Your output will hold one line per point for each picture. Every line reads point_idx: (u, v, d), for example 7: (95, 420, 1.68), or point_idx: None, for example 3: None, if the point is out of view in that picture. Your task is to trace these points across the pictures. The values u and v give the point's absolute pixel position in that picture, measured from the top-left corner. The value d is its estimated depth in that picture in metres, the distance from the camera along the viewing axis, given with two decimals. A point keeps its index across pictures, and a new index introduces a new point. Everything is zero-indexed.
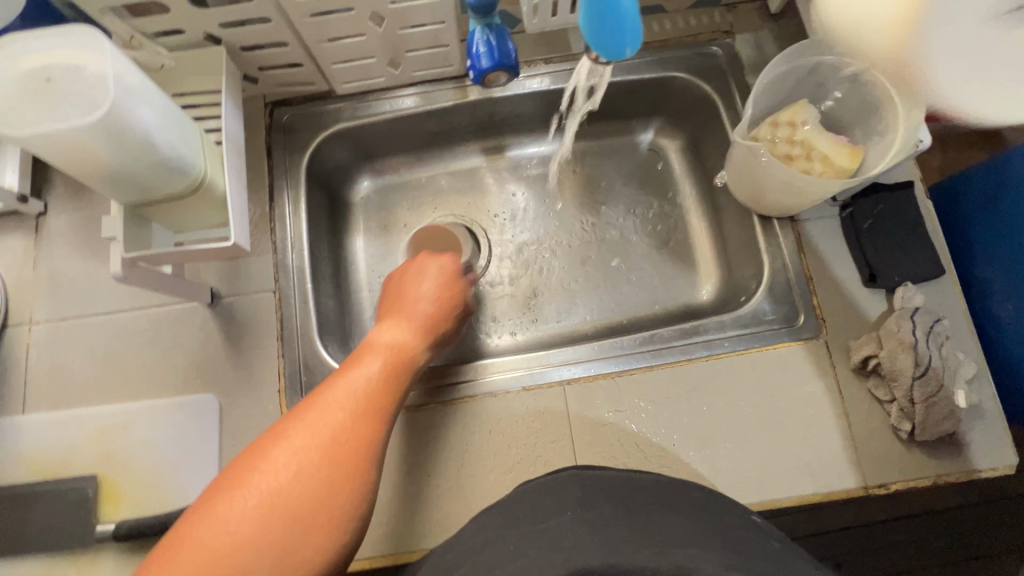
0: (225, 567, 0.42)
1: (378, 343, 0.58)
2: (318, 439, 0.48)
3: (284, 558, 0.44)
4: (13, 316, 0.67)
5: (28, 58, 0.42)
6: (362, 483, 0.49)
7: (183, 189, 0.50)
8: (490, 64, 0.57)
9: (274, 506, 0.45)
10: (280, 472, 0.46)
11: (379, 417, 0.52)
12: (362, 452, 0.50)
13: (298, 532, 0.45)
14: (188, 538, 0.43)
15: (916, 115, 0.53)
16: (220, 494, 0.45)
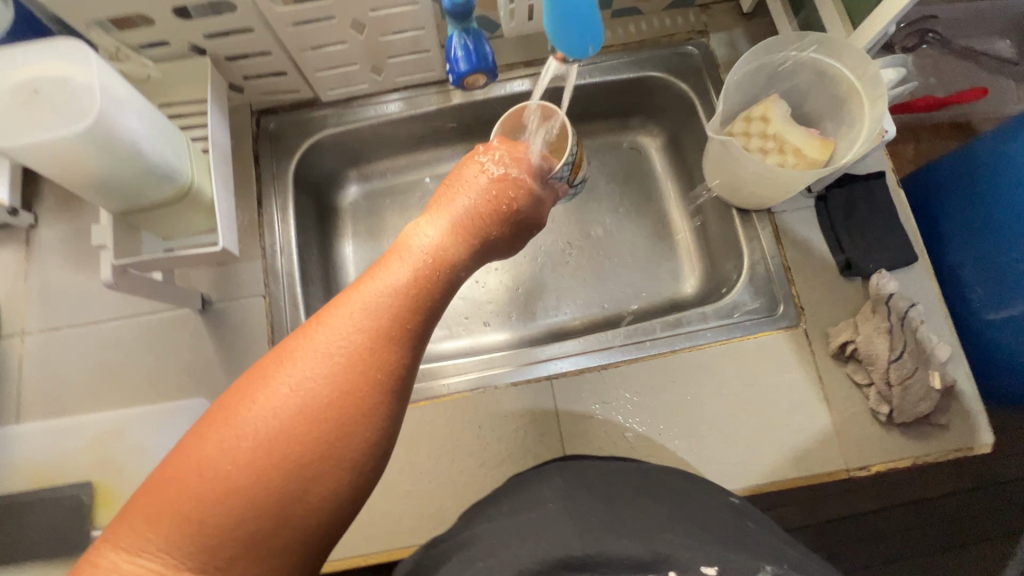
0: (221, 504, 0.32)
1: (410, 245, 0.43)
2: (330, 358, 0.36)
3: (289, 508, 0.33)
4: (5, 328, 0.67)
5: (17, 72, 0.43)
6: (382, 426, 0.36)
7: (170, 195, 0.51)
8: (468, 67, 0.59)
9: (272, 443, 0.33)
10: (282, 394, 0.34)
11: (401, 340, 0.38)
12: (383, 387, 0.36)
13: (303, 481, 0.33)
14: (172, 469, 0.33)
15: (880, 106, 0.55)
16: (212, 418, 0.34)
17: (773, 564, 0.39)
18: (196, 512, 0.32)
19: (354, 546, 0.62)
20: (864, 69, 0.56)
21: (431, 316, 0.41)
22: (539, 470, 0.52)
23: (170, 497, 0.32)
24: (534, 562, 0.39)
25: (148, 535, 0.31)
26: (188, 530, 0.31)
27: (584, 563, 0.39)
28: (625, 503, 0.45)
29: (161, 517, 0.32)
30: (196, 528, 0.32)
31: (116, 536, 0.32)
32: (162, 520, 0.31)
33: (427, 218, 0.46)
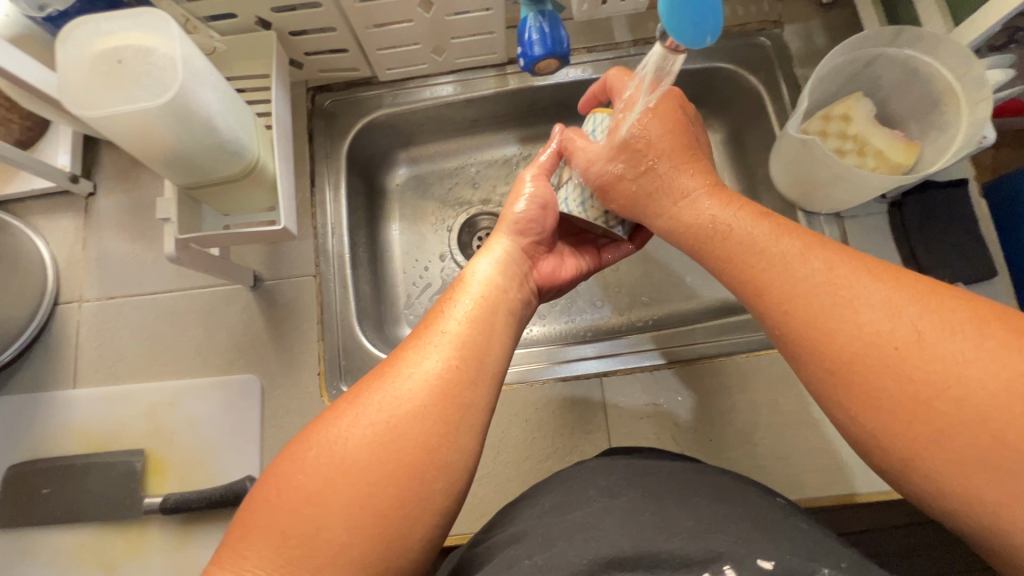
0: (303, 517, 0.36)
1: (472, 281, 0.50)
2: (393, 384, 0.41)
3: (358, 517, 0.36)
4: (63, 294, 0.69)
5: (99, 39, 0.43)
6: (441, 436, 0.39)
7: (237, 172, 0.51)
8: (541, 52, 0.56)
9: (343, 459, 0.38)
10: (351, 420, 0.39)
11: (458, 360, 0.43)
12: (441, 400, 0.40)
13: (367, 489, 0.37)
14: (264, 494, 0.38)
15: (981, 110, 0.51)
16: (294, 443, 0.40)
17: (832, 567, 0.37)
18: (281, 521, 0.36)
19: None
20: (965, 70, 0.52)
21: (490, 335, 0.45)
22: (579, 467, 0.50)
23: (261, 511, 0.37)
24: (582, 562, 0.39)
25: (243, 553, 0.36)
26: (273, 540, 0.36)
27: (635, 562, 0.39)
28: (676, 499, 0.43)
29: (252, 528, 0.37)
30: (280, 538, 0.36)
31: (220, 552, 0.37)
32: (254, 533, 0.37)
33: (485, 253, 0.52)
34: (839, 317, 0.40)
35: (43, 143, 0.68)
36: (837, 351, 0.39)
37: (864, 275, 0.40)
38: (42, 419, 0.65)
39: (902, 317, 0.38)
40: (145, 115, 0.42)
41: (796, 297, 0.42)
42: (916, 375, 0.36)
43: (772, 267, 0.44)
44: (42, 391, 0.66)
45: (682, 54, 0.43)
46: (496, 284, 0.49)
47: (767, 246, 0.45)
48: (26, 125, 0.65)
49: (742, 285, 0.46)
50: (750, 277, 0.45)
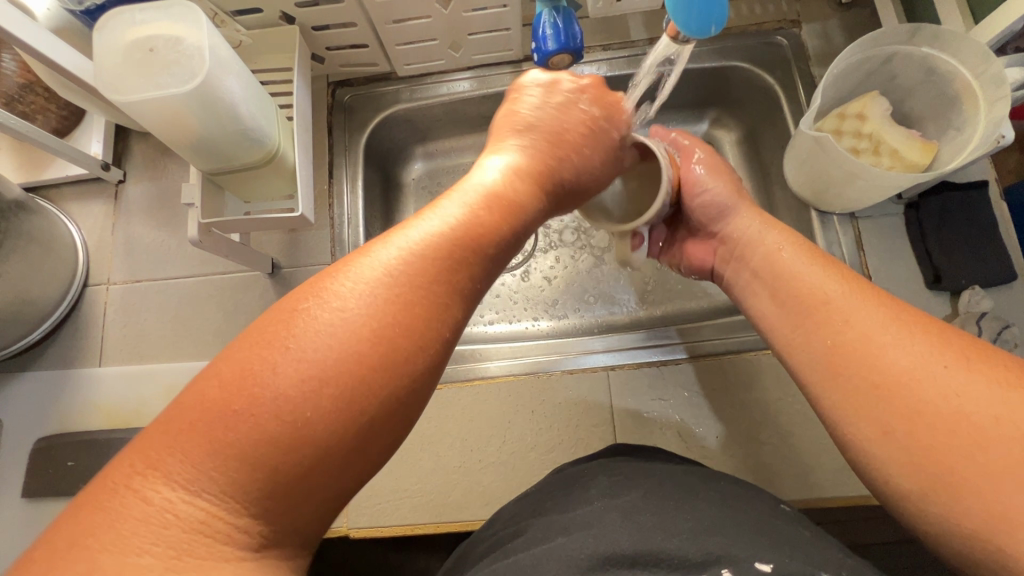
0: (265, 428, 0.30)
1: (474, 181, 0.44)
2: (379, 287, 0.34)
3: (323, 424, 0.31)
4: (93, 276, 0.72)
5: (132, 28, 0.45)
6: (424, 328, 0.35)
7: (258, 159, 0.53)
8: (555, 47, 0.57)
9: (319, 364, 0.31)
10: (323, 320, 0.33)
11: (459, 271, 0.38)
12: (434, 309, 0.35)
13: (346, 403, 0.32)
14: (205, 401, 0.30)
15: (999, 108, 0.50)
16: (244, 339, 0.32)
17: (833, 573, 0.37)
18: (225, 431, 0.30)
19: (402, 516, 0.63)
20: (983, 68, 0.52)
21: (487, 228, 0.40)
22: (582, 468, 0.51)
23: (194, 420, 0.30)
24: (581, 560, 0.39)
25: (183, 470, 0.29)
26: (221, 457, 0.30)
27: (633, 560, 0.39)
28: (677, 497, 0.43)
29: (183, 439, 0.30)
30: (228, 454, 0.30)
31: (142, 465, 0.30)
32: (193, 447, 0.30)
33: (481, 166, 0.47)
34: (882, 345, 0.41)
35: (77, 132, 0.71)
36: (879, 369, 0.41)
37: (906, 331, 0.41)
38: (69, 395, 0.68)
39: (947, 346, 0.39)
40: (174, 101, 0.45)
41: (847, 325, 0.44)
42: (952, 405, 0.36)
43: (820, 304, 0.47)
44: (69, 368, 0.69)
45: (688, 41, 0.47)
46: (507, 186, 0.44)
47: (815, 291, 0.49)
48: (63, 114, 0.68)
49: (793, 310, 0.50)
50: (800, 306, 0.49)
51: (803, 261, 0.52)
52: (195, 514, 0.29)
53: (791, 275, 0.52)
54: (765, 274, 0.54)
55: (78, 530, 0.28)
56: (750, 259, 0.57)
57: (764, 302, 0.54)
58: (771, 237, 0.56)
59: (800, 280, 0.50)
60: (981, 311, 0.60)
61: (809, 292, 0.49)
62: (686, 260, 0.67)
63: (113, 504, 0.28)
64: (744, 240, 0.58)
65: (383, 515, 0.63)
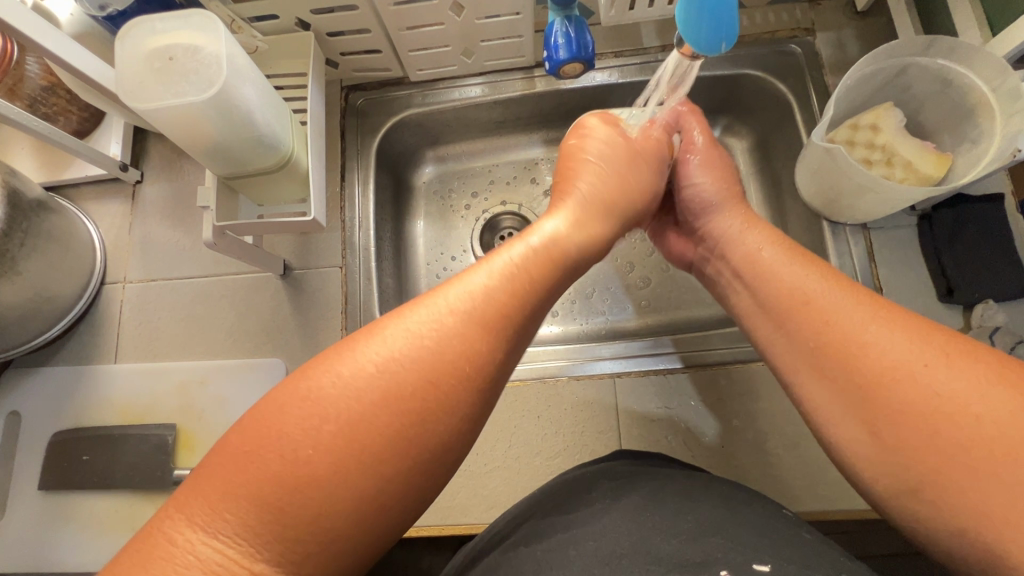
0: (292, 488, 0.33)
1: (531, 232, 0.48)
2: (417, 353, 0.37)
3: (345, 496, 0.34)
4: (109, 274, 0.73)
5: (153, 36, 0.46)
6: (445, 397, 0.37)
7: (272, 164, 0.54)
8: (567, 56, 0.57)
9: (350, 425, 0.35)
10: (359, 383, 0.36)
11: (493, 329, 0.40)
12: (461, 364, 0.38)
13: (370, 465, 0.35)
14: (244, 446, 0.34)
15: (1016, 122, 0.50)
16: (290, 389, 0.36)
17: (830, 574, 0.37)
18: (262, 478, 0.33)
19: None
20: (1000, 81, 0.51)
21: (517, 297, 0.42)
22: (589, 470, 0.51)
23: (242, 456, 0.34)
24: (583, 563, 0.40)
25: (217, 514, 0.33)
26: (253, 509, 0.33)
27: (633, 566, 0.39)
28: (679, 501, 0.44)
29: (228, 492, 0.33)
30: (259, 506, 0.33)
31: (172, 510, 0.33)
32: (229, 490, 0.33)
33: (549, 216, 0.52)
34: (868, 345, 0.41)
35: (97, 133, 0.72)
36: (865, 369, 0.40)
37: (898, 330, 0.41)
38: (85, 391, 0.70)
39: (926, 345, 0.39)
40: (193, 109, 0.46)
41: (830, 325, 0.44)
42: (939, 402, 0.37)
43: (806, 301, 0.46)
44: (85, 365, 0.71)
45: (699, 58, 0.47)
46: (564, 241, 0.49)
47: (799, 288, 0.48)
48: (82, 116, 0.70)
49: (775, 309, 0.49)
50: (787, 300, 0.48)
51: (784, 257, 0.51)
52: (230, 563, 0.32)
53: (776, 271, 0.51)
54: (746, 271, 0.54)
55: (138, 569, 0.31)
56: (732, 256, 0.56)
57: (747, 301, 0.53)
58: (752, 237, 0.55)
59: (782, 279, 0.49)
60: (994, 326, 0.60)
61: (790, 290, 0.48)
62: (670, 252, 0.67)
63: (159, 542, 0.32)
64: (726, 237, 0.58)
65: None
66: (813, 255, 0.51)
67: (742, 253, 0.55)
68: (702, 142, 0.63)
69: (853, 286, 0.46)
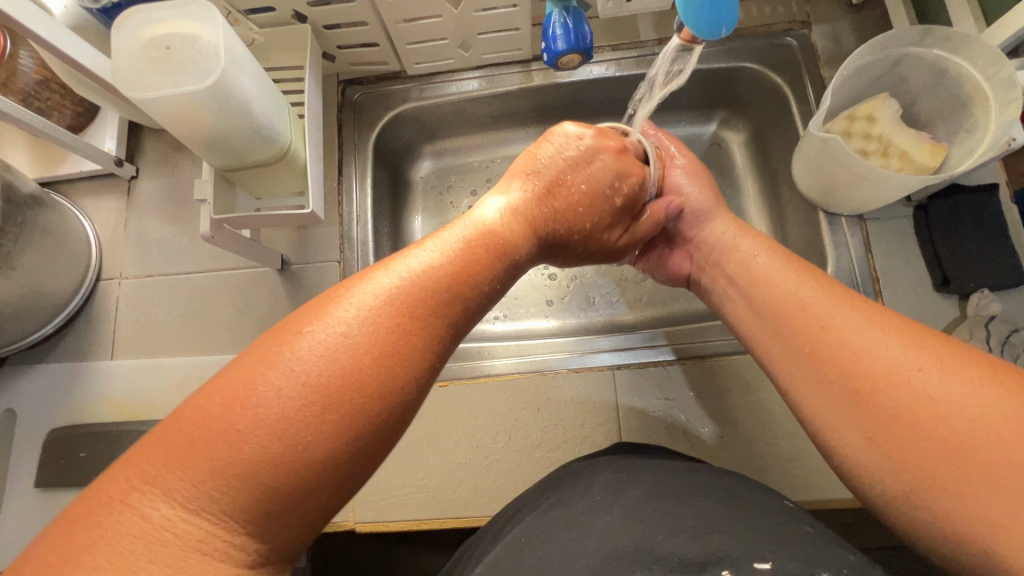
0: (221, 464, 0.30)
1: (480, 212, 0.47)
2: (364, 318, 0.35)
3: (291, 458, 0.31)
4: (105, 270, 0.73)
5: (149, 26, 0.46)
6: (399, 366, 0.35)
7: (270, 156, 0.53)
8: (565, 47, 0.57)
9: (286, 391, 0.32)
10: (295, 350, 0.33)
11: (454, 293, 0.39)
12: (411, 324, 0.36)
13: (309, 429, 0.31)
14: (176, 420, 0.32)
15: (1010, 111, 0.50)
16: (231, 368, 0.33)
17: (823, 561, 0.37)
18: (195, 451, 0.30)
19: (408, 511, 0.63)
20: (994, 70, 0.52)
21: (478, 266, 0.42)
22: (588, 463, 0.51)
23: (177, 437, 0.31)
24: (586, 562, 0.39)
25: (144, 490, 0.30)
26: (184, 481, 0.30)
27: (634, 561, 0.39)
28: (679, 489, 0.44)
29: (180, 455, 0.30)
30: (192, 477, 0.30)
31: (120, 477, 0.30)
32: (160, 465, 0.30)
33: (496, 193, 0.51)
34: (861, 349, 0.41)
35: (92, 128, 0.72)
36: (859, 374, 0.41)
37: (893, 332, 0.41)
38: (81, 388, 0.69)
39: (920, 350, 0.39)
40: (189, 99, 0.45)
41: (824, 330, 0.44)
42: (932, 402, 0.37)
43: (801, 308, 0.47)
44: (81, 361, 0.70)
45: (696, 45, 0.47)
46: (511, 223, 0.47)
47: (794, 296, 0.48)
48: (77, 111, 0.69)
49: (768, 317, 0.49)
50: (782, 306, 0.48)
51: (777, 263, 0.52)
52: (167, 533, 0.29)
53: (772, 279, 0.51)
54: (740, 279, 0.54)
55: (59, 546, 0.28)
56: (727, 265, 0.56)
57: (740, 309, 0.53)
58: (747, 245, 0.55)
59: (776, 285, 0.50)
60: (990, 315, 0.60)
61: (784, 298, 0.49)
62: (666, 269, 0.66)
63: (96, 515, 0.29)
64: (720, 246, 0.58)
65: (388, 510, 0.63)
66: (808, 263, 0.51)
67: (738, 261, 0.55)
68: (684, 149, 0.66)
69: (851, 294, 0.46)
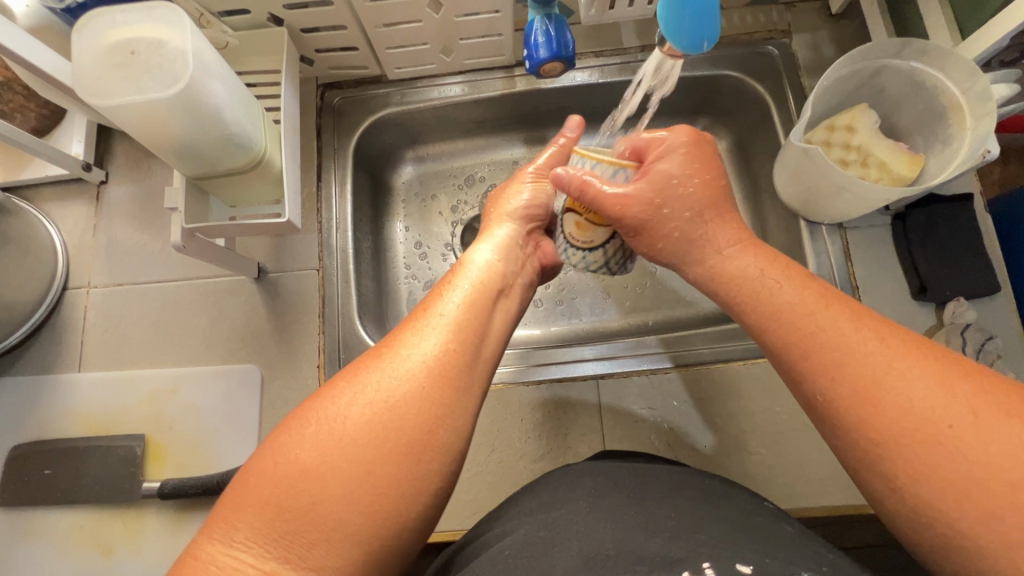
0: (295, 503, 0.36)
1: (470, 258, 0.52)
2: (400, 372, 0.40)
3: (355, 494, 0.37)
4: (73, 279, 0.70)
5: (111, 29, 0.44)
6: (435, 409, 0.40)
7: (244, 164, 0.52)
8: (548, 54, 0.57)
9: (342, 438, 0.38)
10: (345, 404, 0.39)
11: (470, 341, 0.44)
12: (442, 381, 0.41)
13: (366, 468, 0.37)
14: (253, 471, 0.38)
15: (986, 124, 0.51)
16: (288, 420, 0.39)
17: (805, 568, 0.37)
18: (275, 496, 0.36)
19: None
20: (969, 84, 0.52)
21: (486, 316, 0.46)
22: (569, 468, 0.50)
23: (260, 485, 0.37)
24: (568, 562, 0.39)
25: (234, 525, 0.36)
26: (261, 516, 0.36)
27: (612, 561, 0.38)
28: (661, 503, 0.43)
29: (266, 509, 0.36)
30: (267, 513, 0.36)
31: (209, 524, 0.36)
32: (245, 510, 0.36)
33: (485, 240, 0.54)
34: (899, 394, 0.37)
35: (58, 131, 0.69)
36: (889, 418, 0.37)
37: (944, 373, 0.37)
38: (47, 401, 0.66)
39: (956, 399, 0.36)
40: (157, 106, 0.44)
41: (855, 365, 0.39)
42: (977, 463, 0.34)
43: (824, 334, 0.41)
44: (47, 374, 0.68)
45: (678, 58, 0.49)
46: (498, 265, 0.51)
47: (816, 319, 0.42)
48: (42, 113, 0.66)
49: (780, 337, 0.44)
50: (798, 323, 0.43)
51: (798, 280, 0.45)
52: (248, 568, 0.35)
53: (788, 297, 0.44)
54: (737, 293, 0.48)
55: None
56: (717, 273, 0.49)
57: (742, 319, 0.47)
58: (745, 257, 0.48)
59: (795, 303, 0.44)
60: (965, 322, 0.61)
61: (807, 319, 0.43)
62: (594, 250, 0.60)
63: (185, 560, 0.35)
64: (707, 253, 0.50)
65: None
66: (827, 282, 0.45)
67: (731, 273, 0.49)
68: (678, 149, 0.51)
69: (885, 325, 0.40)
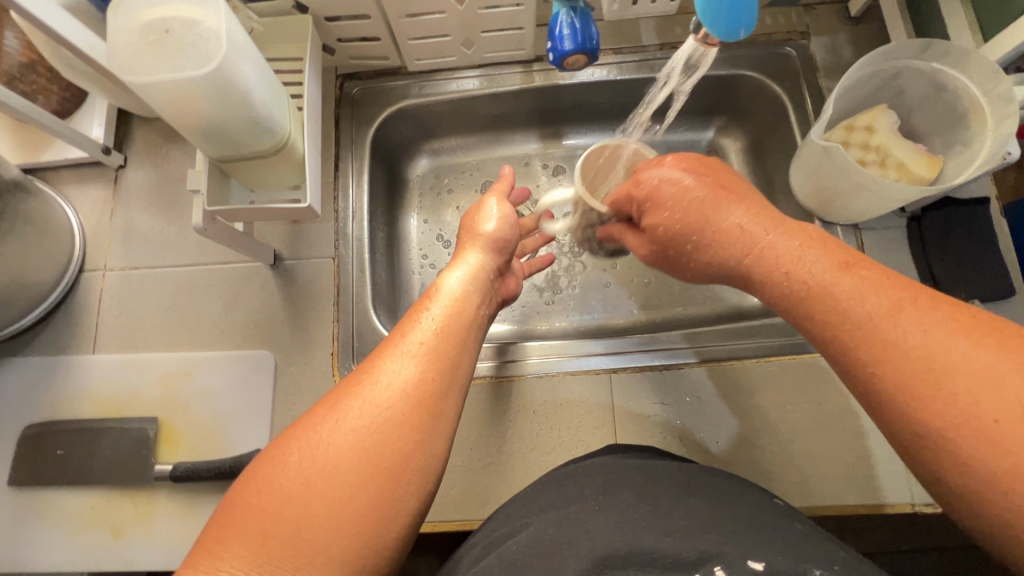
0: (279, 530, 0.36)
1: (441, 287, 0.52)
2: (376, 397, 0.41)
3: (337, 519, 0.37)
4: (89, 261, 0.70)
5: (146, 7, 0.44)
6: (410, 432, 0.40)
7: (267, 148, 0.52)
8: (571, 47, 0.57)
9: (322, 464, 0.38)
10: (323, 431, 0.39)
11: (444, 364, 0.44)
12: (418, 404, 0.41)
13: (348, 491, 0.37)
14: (237, 501, 0.38)
15: (1007, 126, 0.51)
16: (270, 450, 0.40)
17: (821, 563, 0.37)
18: (259, 525, 0.36)
19: None
20: (990, 86, 0.53)
21: (459, 342, 0.47)
22: (581, 466, 0.50)
23: (244, 515, 0.37)
24: (579, 563, 0.39)
25: (217, 556, 0.35)
26: (246, 545, 0.35)
27: (628, 559, 0.38)
28: (678, 494, 0.43)
29: (250, 538, 0.36)
30: (251, 541, 0.36)
31: (193, 556, 0.36)
32: (228, 541, 0.36)
33: (456, 267, 0.55)
34: (941, 387, 0.36)
35: (78, 113, 0.69)
36: (933, 412, 0.36)
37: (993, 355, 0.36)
38: (62, 381, 0.67)
39: (1003, 391, 0.35)
40: (188, 84, 0.44)
41: (894, 352, 0.39)
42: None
43: (865, 320, 0.41)
44: (62, 355, 0.68)
45: (715, 45, 0.48)
46: (469, 294, 0.52)
47: (852, 304, 0.41)
48: (64, 96, 0.67)
49: (816, 325, 0.43)
50: (835, 312, 0.42)
51: (834, 261, 0.45)
52: None
53: (823, 279, 0.44)
54: (772, 279, 0.47)
55: None
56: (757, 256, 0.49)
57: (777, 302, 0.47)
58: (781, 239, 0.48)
59: (834, 288, 0.43)
60: None
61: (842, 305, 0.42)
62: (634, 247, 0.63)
63: None
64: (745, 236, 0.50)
65: None
66: (868, 258, 0.45)
67: (767, 259, 0.48)
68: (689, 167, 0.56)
69: (928, 303, 0.40)
